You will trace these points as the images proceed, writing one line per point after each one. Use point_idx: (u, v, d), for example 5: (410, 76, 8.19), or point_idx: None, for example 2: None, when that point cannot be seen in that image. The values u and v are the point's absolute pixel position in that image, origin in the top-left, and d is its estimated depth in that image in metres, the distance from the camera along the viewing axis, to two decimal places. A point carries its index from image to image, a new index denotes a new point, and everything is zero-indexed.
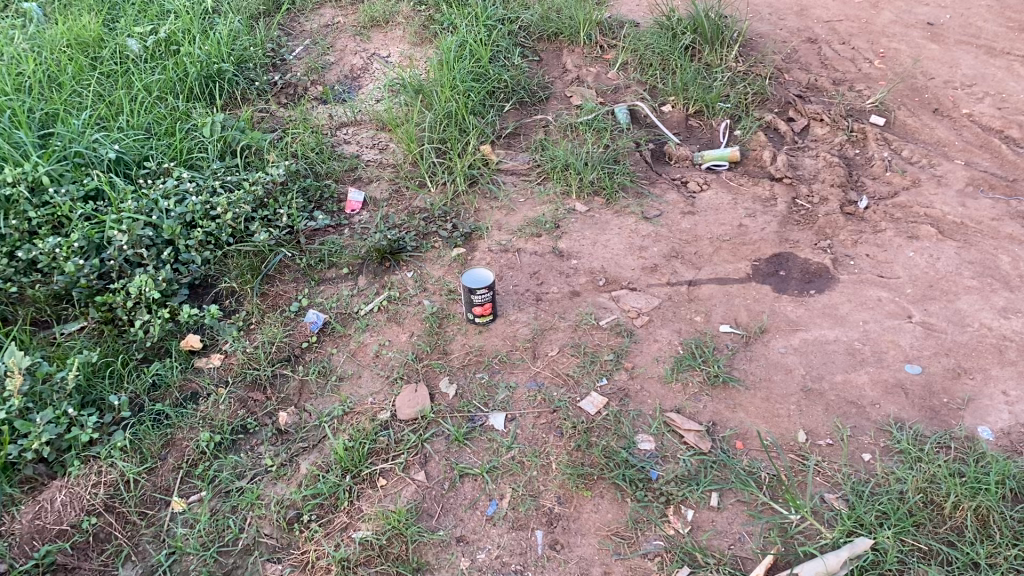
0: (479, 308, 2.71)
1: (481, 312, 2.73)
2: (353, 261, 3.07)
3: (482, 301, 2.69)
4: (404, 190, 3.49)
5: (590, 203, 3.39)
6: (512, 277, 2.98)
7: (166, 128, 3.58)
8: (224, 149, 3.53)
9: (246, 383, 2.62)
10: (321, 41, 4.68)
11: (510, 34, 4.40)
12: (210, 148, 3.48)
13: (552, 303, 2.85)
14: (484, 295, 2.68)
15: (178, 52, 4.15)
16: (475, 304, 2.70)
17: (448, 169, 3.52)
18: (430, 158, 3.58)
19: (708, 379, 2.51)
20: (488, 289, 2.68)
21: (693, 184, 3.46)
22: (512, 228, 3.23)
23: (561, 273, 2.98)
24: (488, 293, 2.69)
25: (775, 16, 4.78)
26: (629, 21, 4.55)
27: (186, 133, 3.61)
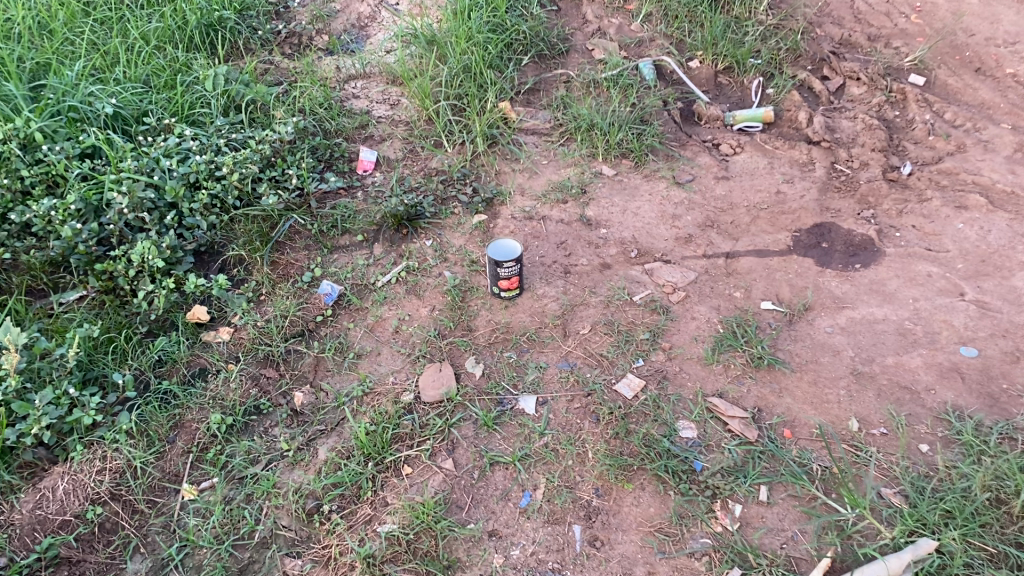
0: (506, 280, 2.56)
1: (508, 286, 2.58)
2: (368, 228, 2.89)
3: (509, 274, 2.55)
4: (419, 150, 3.29)
5: (618, 167, 3.20)
6: (537, 247, 2.81)
7: (165, 81, 3.36)
8: (228, 104, 3.32)
9: (258, 360, 2.47)
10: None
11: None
12: (213, 103, 3.26)
13: (582, 277, 2.69)
14: (512, 266, 2.53)
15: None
16: (502, 277, 2.55)
17: (466, 128, 3.32)
18: (446, 116, 3.38)
19: (751, 361, 2.36)
20: (516, 261, 2.53)
21: (725, 147, 3.28)
22: (536, 193, 3.05)
23: (589, 244, 2.81)
24: (516, 265, 2.54)
25: None
26: None
27: (187, 86, 3.39)
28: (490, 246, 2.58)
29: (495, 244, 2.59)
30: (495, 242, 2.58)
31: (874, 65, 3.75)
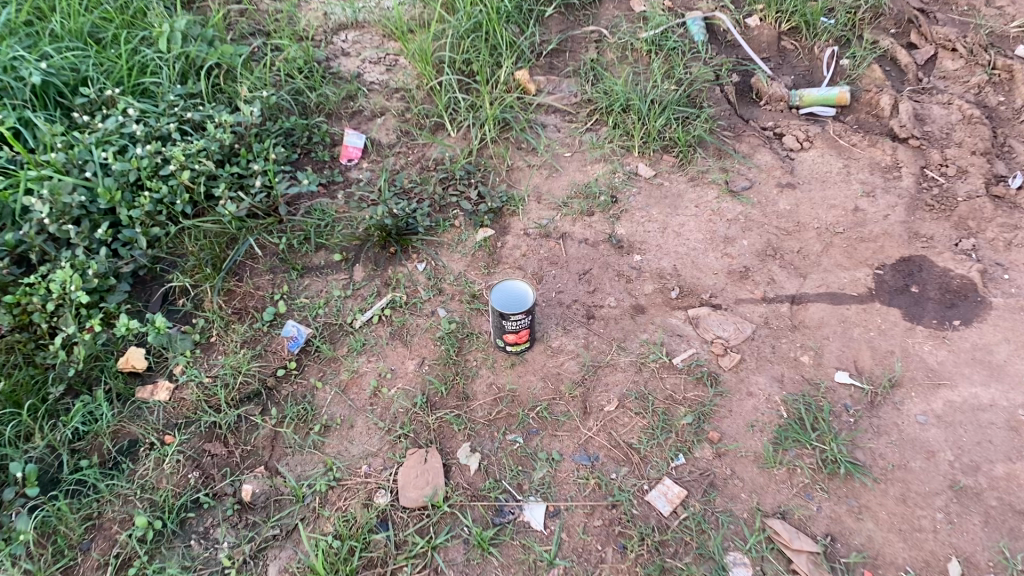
0: (511, 335, 2.03)
1: (513, 341, 2.05)
2: (348, 243, 2.35)
3: (516, 326, 2.01)
4: (416, 137, 2.72)
5: (657, 165, 2.61)
6: (554, 278, 2.26)
7: (112, 36, 2.76)
8: (187, 69, 2.73)
9: (201, 434, 1.98)
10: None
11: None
12: (167, 69, 2.68)
13: (609, 325, 2.15)
14: (520, 320, 2.00)
15: None
16: (505, 330, 2.02)
17: (473, 110, 2.74)
18: (450, 93, 2.78)
19: (822, 467, 1.86)
20: (525, 313, 2.00)
21: (790, 140, 2.67)
22: (555, 199, 2.48)
23: (619, 276, 2.26)
24: (525, 318, 2.01)
25: None
26: None
27: (138, 42, 2.79)
28: (497, 288, 2.05)
29: (503, 286, 2.06)
30: (502, 284, 2.05)
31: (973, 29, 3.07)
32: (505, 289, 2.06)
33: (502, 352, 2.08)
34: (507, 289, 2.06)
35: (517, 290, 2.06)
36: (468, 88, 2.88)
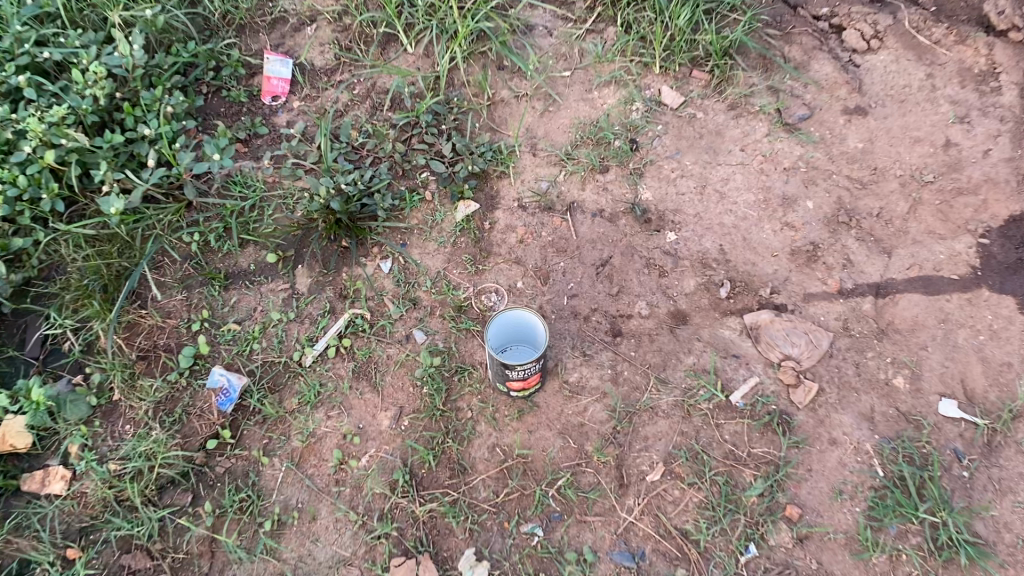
0: (516, 381, 1.51)
1: (520, 388, 1.53)
2: (286, 234, 1.77)
3: (523, 373, 1.48)
4: (360, 56, 2.01)
5: (685, 84, 1.98)
6: (563, 276, 1.71)
7: None
8: None
9: (117, 547, 1.47)
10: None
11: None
12: None
13: (642, 347, 1.63)
14: (529, 366, 1.47)
15: None
16: (508, 378, 1.50)
17: (436, 15, 1.98)
18: None
19: (935, 552, 1.42)
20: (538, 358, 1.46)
21: (855, 36, 2.00)
22: (556, 149, 1.89)
23: (648, 268, 1.71)
24: (537, 363, 1.47)
25: None
26: None
27: None
28: (496, 318, 1.50)
29: (506, 313, 1.51)
30: (504, 312, 1.50)
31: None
32: (509, 318, 1.52)
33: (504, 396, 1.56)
34: (511, 318, 1.52)
35: (524, 318, 1.52)
36: None
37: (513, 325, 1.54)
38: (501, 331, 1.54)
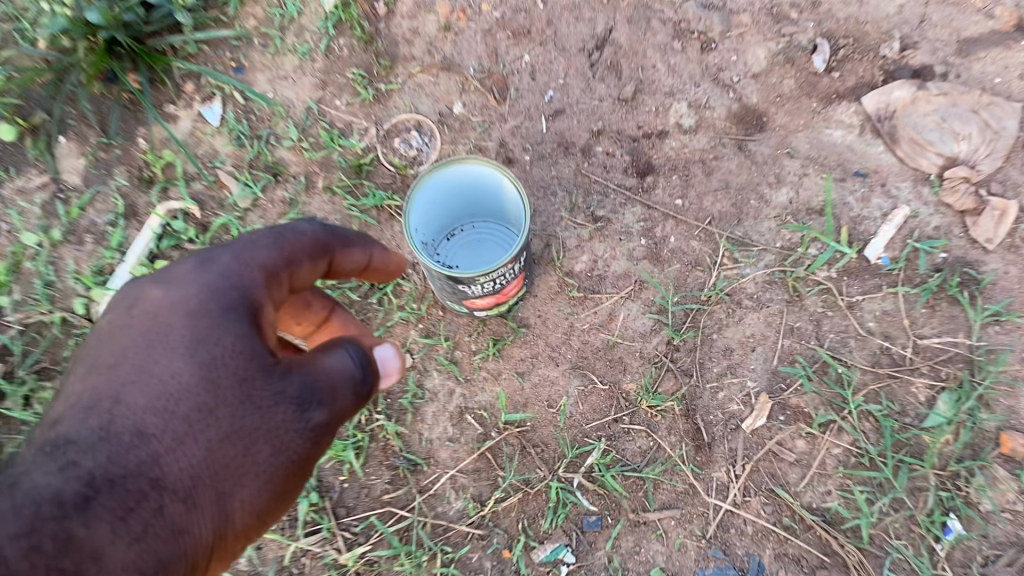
0: (479, 302, 0.80)
1: (490, 309, 0.83)
2: (23, 86, 0.93)
3: (492, 287, 0.77)
4: None
5: None
6: (532, 79, 0.96)
7: None
8: None
9: None
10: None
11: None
12: None
13: (692, 188, 0.92)
14: (500, 275, 0.76)
15: None
16: (463, 299, 0.79)
17: None
18: None
19: None
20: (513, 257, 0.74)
21: None
22: None
23: (677, 43, 0.95)
24: (516, 265, 0.76)
25: None
26: None
27: None
28: (422, 182, 0.76)
29: (441, 171, 0.77)
30: (435, 169, 0.76)
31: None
32: (451, 180, 0.78)
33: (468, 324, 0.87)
34: (452, 178, 0.78)
35: (481, 177, 0.78)
36: None
37: (459, 194, 0.81)
38: (437, 209, 0.82)
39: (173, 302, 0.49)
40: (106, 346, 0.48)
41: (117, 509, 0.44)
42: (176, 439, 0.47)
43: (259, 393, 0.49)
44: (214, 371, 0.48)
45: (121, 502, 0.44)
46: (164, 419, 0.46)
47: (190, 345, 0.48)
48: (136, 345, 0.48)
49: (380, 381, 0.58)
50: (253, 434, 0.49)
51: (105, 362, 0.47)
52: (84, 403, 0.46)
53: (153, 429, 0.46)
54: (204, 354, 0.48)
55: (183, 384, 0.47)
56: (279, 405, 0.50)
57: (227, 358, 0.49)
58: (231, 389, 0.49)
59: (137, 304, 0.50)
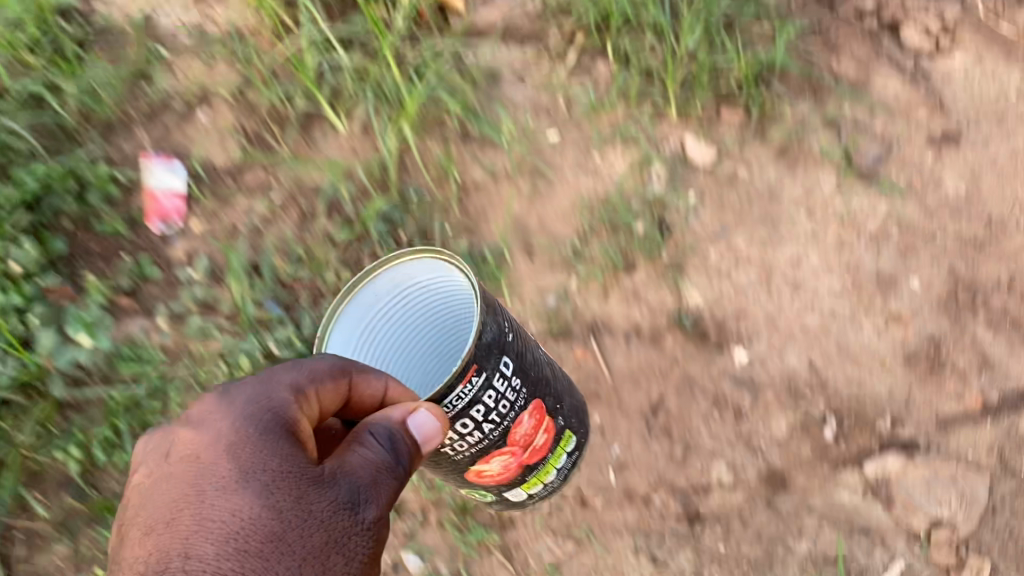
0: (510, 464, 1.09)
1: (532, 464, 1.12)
2: None
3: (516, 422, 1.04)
4: (276, 163, 1.52)
5: (715, 129, 1.48)
6: (602, 437, 1.34)
7: None
8: None
9: None
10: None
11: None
12: None
13: (731, 536, 1.29)
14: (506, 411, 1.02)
15: None
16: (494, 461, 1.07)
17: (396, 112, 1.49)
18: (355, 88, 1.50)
19: None
20: (495, 369, 0.98)
21: (919, 39, 1.56)
22: (561, 245, 1.43)
23: (715, 411, 1.33)
24: (493, 383, 0.98)
25: None
26: None
27: None
28: (347, 299, 1.03)
29: (364, 286, 1.04)
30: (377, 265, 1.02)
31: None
32: (388, 275, 1.05)
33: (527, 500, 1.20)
34: (386, 280, 1.05)
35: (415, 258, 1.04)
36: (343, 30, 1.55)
37: (397, 312, 1.08)
38: (382, 315, 1.08)
39: (221, 438, 0.84)
40: (180, 478, 0.83)
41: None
42: (277, 532, 0.79)
43: (327, 490, 0.83)
44: (282, 488, 0.82)
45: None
46: (261, 518, 0.79)
47: (253, 466, 0.82)
48: (202, 475, 0.82)
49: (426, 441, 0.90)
50: (324, 535, 0.81)
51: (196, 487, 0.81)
52: (179, 517, 0.80)
53: (246, 530, 0.79)
54: (265, 474, 0.82)
55: (261, 495, 0.81)
56: (347, 505, 0.83)
57: (290, 475, 0.83)
58: (309, 490, 0.82)
59: (190, 443, 0.85)
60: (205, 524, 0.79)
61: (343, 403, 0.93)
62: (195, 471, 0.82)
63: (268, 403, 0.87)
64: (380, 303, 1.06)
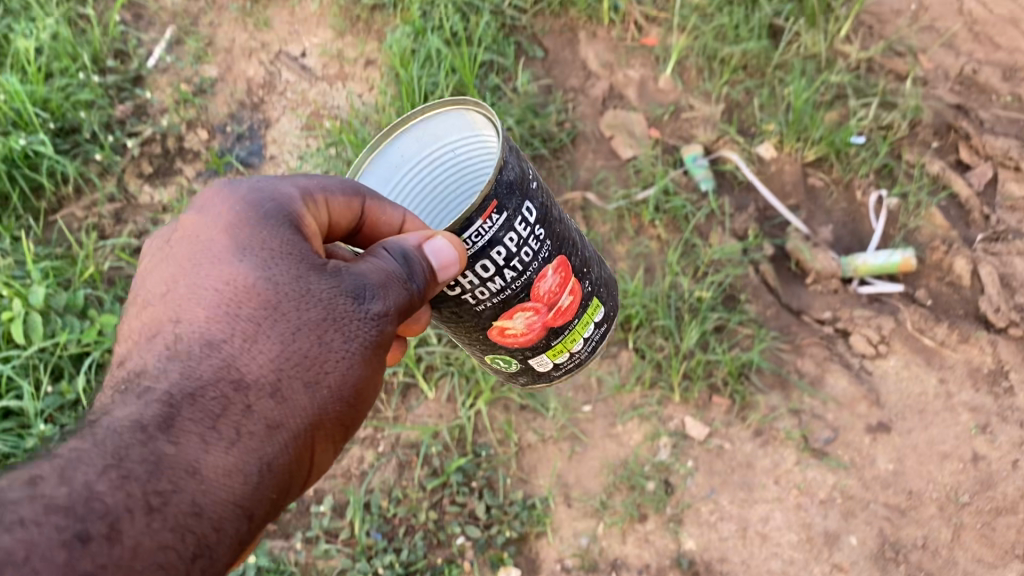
0: (535, 324, 1.44)
1: (557, 328, 1.48)
2: None
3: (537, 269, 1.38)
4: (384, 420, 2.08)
5: (707, 412, 2.04)
6: None
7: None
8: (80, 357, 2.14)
9: None
10: (183, 13, 3.01)
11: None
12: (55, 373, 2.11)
13: None
14: (533, 265, 1.37)
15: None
16: (522, 325, 1.43)
17: (476, 391, 2.07)
18: (446, 368, 2.10)
19: None
20: (518, 211, 1.32)
21: (864, 346, 2.10)
22: (591, 497, 1.95)
23: None
24: (512, 227, 1.32)
25: None
26: None
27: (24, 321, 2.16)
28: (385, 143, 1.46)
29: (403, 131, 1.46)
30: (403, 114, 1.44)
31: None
32: (414, 124, 1.47)
33: (554, 370, 1.57)
34: (418, 136, 1.47)
35: (437, 111, 1.46)
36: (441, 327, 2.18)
37: (427, 166, 1.49)
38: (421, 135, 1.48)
39: (217, 223, 1.20)
40: (176, 271, 1.18)
41: (241, 406, 1.08)
42: (262, 346, 1.12)
43: (326, 284, 1.18)
44: (277, 263, 1.17)
45: (233, 400, 1.08)
46: (250, 322, 1.13)
47: (242, 250, 1.17)
48: (200, 260, 1.17)
49: (442, 261, 1.23)
50: (322, 314, 1.16)
51: (192, 274, 1.16)
52: (180, 318, 1.14)
53: (225, 333, 1.12)
54: (244, 268, 1.16)
55: (242, 277, 1.15)
56: (348, 301, 1.17)
57: (292, 257, 1.18)
58: (303, 296, 1.16)
59: (192, 231, 1.21)
60: (199, 290, 1.15)
61: (353, 221, 1.32)
62: (201, 245, 1.19)
63: (275, 196, 1.23)
64: (405, 162, 1.49)
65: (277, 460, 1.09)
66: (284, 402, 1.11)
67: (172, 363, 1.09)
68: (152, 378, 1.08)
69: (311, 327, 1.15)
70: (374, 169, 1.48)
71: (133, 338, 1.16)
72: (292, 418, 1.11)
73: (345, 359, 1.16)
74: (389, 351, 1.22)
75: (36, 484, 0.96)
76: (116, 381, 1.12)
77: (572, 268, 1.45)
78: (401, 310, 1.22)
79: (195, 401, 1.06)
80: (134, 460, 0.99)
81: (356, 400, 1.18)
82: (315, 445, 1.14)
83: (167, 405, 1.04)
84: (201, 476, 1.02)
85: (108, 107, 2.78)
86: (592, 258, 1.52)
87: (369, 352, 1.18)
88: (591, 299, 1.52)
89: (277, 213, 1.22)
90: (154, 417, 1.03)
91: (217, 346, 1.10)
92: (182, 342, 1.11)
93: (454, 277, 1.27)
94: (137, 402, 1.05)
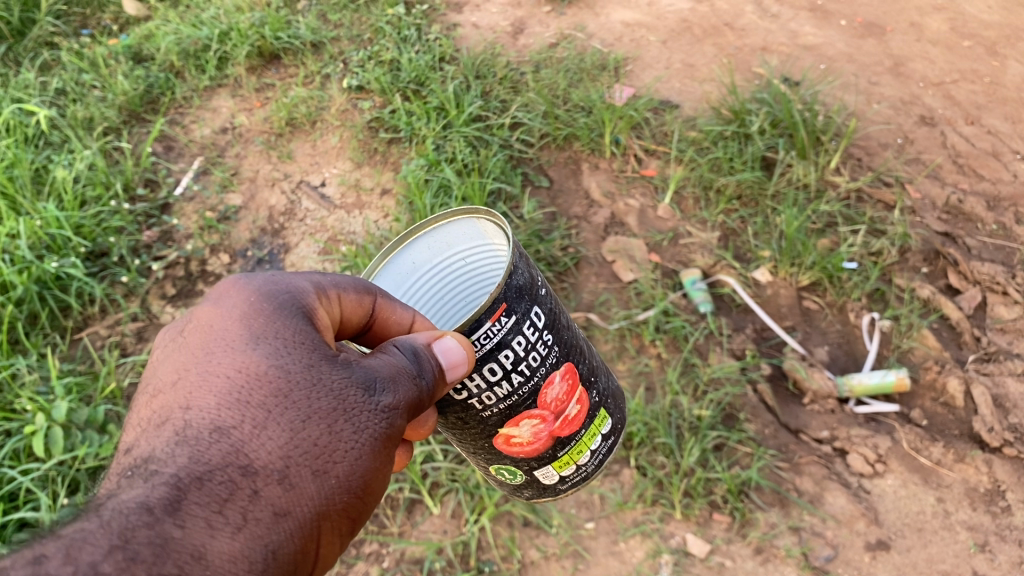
0: (541, 432, 1.45)
1: (563, 438, 1.49)
2: None
3: (546, 374, 1.40)
4: (390, 535, 2.13)
5: (708, 529, 2.07)
6: None
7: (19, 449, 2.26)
8: (97, 469, 2.23)
9: None
10: (212, 145, 3.25)
11: (499, 127, 3.00)
12: (72, 484, 2.19)
13: None
14: (540, 371, 1.39)
15: (12, 250, 2.75)
16: (528, 434, 1.44)
17: (480, 506, 2.13)
18: (451, 485, 2.17)
19: None
20: (527, 315, 1.34)
21: (861, 465, 2.14)
22: None
23: None
24: (523, 329, 1.34)
25: (900, 59, 3.12)
26: (665, 107, 3.03)
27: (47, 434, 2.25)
28: (395, 252, 1.50)
29: (412, 240, 1.50)
30: (412, 226, 1.48)
31: (1016, 211, 2.63)
32: (423, 234, 1.50)
33: (559, 483, 1.59)
34: (428, 246, 1.52)
35: (448, 222, 1.50)
36: (446, 447, 2.26)
37: (438, 275, 1.53)
38: (430, 242, 1.51)
39: (229, 312, 1.22)
40: (187, 357, 1.18)
41: (248, 489, 1.06)
42: (272, 431, 1.11)
43: (337, 374, 1.19)
44: (290, 352, 1.18)
45: (240, 483, 1.06)
46: (261, 407, 1.12)
47: (255, 338, 1.18)
48: (212, 347, 1.18)
49: (456, 362, 1.21)
50: (333, 404, 1.16)
51: (204, 362, 1.16)
52: (189, 403, 1.13)
53: (238, 418, 1.11)
54: (256, 355, 1.16)
55: (254, 363, 1.16)
56: (356, 391, 1.18)
57: (304, 347, 1.19)
58: (314, 385, 1.16)
59: (205, 318, 1.22)
60: (210, 377, 1.14)
61: (365, 317, 1.35)
62: (214, 332, 1.20)
63: (288, 288, 1.27)
64: (416, 268, 1.53)
65: (281, 548, 1.07)
66: (292, 490, 1.10)
67: (182, 446, 1.08)
68: (163, 459, 1.07)
69: (322, 415, 1.15)
70: (386, 276, 1.52)
71: (142, 425, 1.14)
72: (299, 506, 1.10)
73: (353, 449, 1.16)
74: (395, 446, 1.22)
75: (40, 563, 0.91)
76: (122, 467, 1.10)
77: (578, 377, 1.48)
78: (411, 405, 1.22)
79: (202, 486, 1.04)
80: (139, 542, 0.95)
81: (361, 492, 1.17)
82: (318, 535, 1.13)
83: (174, 486, 1.03)
84: (206, 561, 0.99)
85: (136, 232, 2.95)
86: (597, 367, 1.56)
87: (376, 443, 1.18)
88: (597, 411, 1.55)
89: (291, 305, 1.24)
90: (161, 500, 1.01)
91: (226, 433, 1.10)
92: (190, 428, 1.10)
93: (464, 377, 1.28)
94: (144, 486, 1.02)
